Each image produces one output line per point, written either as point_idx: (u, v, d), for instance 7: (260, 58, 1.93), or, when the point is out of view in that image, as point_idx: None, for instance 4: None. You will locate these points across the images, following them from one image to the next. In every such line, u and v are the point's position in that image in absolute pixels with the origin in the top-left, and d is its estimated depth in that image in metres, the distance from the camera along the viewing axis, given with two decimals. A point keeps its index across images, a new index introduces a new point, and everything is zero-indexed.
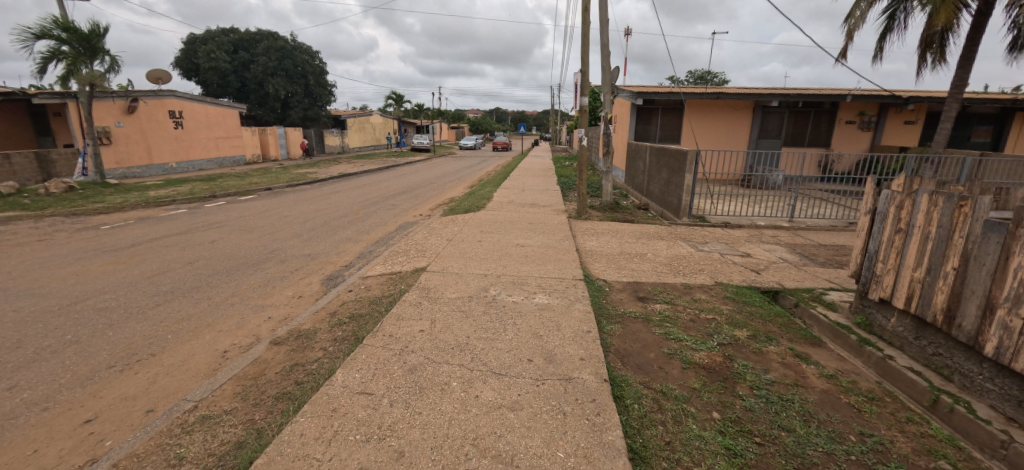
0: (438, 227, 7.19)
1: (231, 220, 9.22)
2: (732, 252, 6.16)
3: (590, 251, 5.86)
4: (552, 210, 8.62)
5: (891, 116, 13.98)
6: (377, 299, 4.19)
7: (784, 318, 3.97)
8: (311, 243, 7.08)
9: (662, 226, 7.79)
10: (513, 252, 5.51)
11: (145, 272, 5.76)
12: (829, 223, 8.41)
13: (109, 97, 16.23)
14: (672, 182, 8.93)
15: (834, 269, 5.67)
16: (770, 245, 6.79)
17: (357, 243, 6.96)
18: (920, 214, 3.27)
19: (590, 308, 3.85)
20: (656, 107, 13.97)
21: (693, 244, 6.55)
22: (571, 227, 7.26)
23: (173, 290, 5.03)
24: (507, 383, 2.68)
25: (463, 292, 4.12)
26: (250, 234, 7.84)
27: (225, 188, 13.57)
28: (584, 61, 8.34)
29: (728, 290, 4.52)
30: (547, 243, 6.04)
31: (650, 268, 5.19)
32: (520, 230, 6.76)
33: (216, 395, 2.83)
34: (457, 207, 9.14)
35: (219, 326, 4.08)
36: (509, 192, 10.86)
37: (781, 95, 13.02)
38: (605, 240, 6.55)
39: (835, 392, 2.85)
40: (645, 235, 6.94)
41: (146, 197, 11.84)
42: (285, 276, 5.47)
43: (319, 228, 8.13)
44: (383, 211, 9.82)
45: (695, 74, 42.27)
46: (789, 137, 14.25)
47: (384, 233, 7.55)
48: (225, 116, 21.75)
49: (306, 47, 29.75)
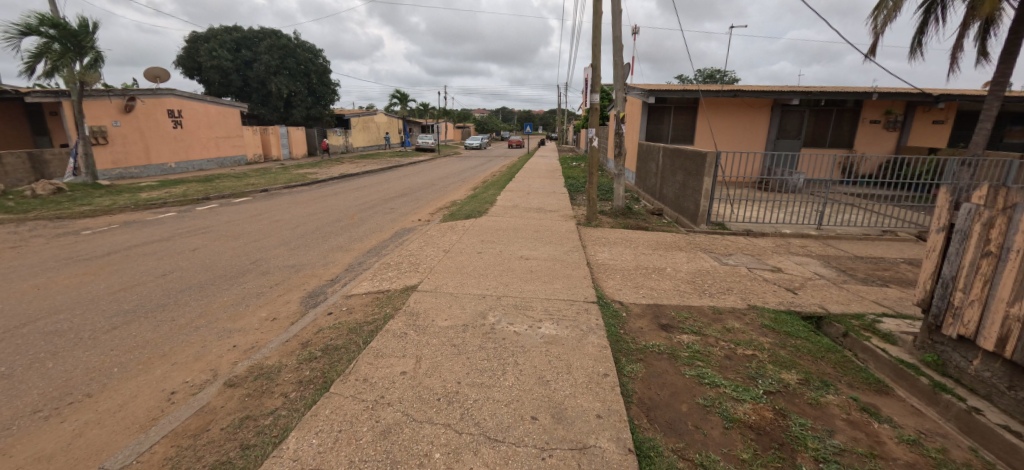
0: (436, 235, 6.63)
1: (219, 225, 8.70)
2: (761, 267, 5.51)
3: (603, 266, 5.22)
4: (559, 216, 8.02)
5: (919, 115, 13.19)
6: (356, 327, 3.61)
7: (837, 354, 3.34)
8: (298, 252, 6.53)
9: (679, 234, 7.17)
10: (517, 267, 4.92)
11: (111, 286, 5.25)
12: (862, 232, 7.71)
13: (105, 96, 15.85)
14: (689, 186, 8.27)
15: (879, 288, 5.00)
16: (801, 257, 6.13)
17: (347, 253, 6.42)
18: (1019, 235, 2.63)
19: (606, 342, 3.23)
20: (668, 105, 13.31)
21: (717, 256, 5.92)
22: (580, 236, 6.66)
23: (135, 310, 4.49)
24: (503, 455, 2.08)
25: (456, 320, 3.52)
26: (235, 241, 7.32)
27: (220, 190, 13.09)
28: (595, 56, 7.71)
29: (765, 316, 3.89)
30: (554, 255, 5.43)
31: (670, 286, 4.56)
32: (524, 239, 6.16)
33: (141, 462, 2.27)
34: (457, 212, 8.55)
35: (175, 358, 3.52)
36: (514, 195, 10.27)
37: (802, 93, 12.30)
38: (619, 251, 5.92)
39: (924, 467, 2.22)
40: (663, 245, 6.31)
41: (137, 198, 11.39)
42: (262, 293, 4.91)
43: (308, 235, 7.57)
44: (380, 215, 9.30)
45: (704, 74, 41.15)
46: (809, 137, 13.51)
47: (378, 241, 6.98)
48: (226, 115, 21.35)
49: (309, 45, 29.34)
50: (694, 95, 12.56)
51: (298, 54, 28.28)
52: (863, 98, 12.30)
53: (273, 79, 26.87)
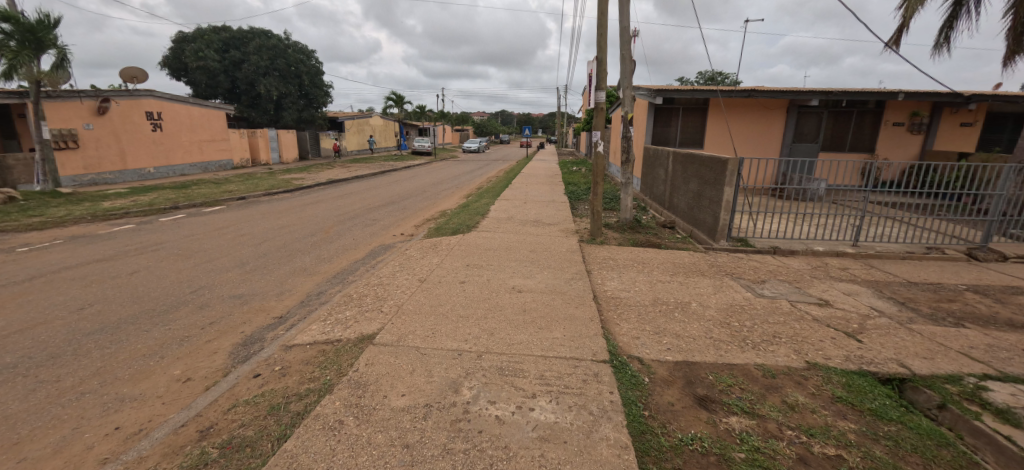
0: (415, 257, 5.66)
1: (176, 240, 7.71)
2: (805, 300, 4.51)
3: (615, 300, 4.22)
4: (559, 231, 7.05)
5: (945, 118, 12.24)
6: (278, 405, 2.61)
7: (954, 452, 2.35)
8: (253, 276, 5.57)
9: (698, 253, 6.20)
10: (507, 305, 3.92)
11: (8, 324, 4.27)
12: (904, 249, 6.77)
13: (76, 97, 14.87)
14: (706, 197, 7.32)
15: (957, 331, 4.02)
16: (847, 285, 5.16)
17: (310, 278, 5.44)
18: None
19: (628, 439, 2.25)
20: (677, 106, 12.36)
21: (748, 284, 4.92)
22: (583, 257, 5.67)
23: (15, 364, 3.50)
24: None
25: (417, 396, 2.56)
26: (185, 261, 6.33)
27: (191, 198, 12.08)
28: (600, 49, 6.75)
29: (835, 384, 2.92)
30: (552, 286, 4.43)
31: (698, 333, 3.58)
32: (517, 263, 5.18)
33: None
34: (444, 226, 7.60)
35: (25, 451, 2.54)
36: (509, 205, 9.30)
37: (822, 93, 11.38)
38: (631, 278, 4.93)
39: None
40: (681, 270, 5.34)
41: (97, 208, 10.40)
42: (187, 338, 3.94)
43: (271, 253, 6.60)
44: (359, 228, 8.35)
45: (706, 75, 40.20)
46: (827, 141, 12.58)
47: (349, 263, 6.00)
48: (210, 117, 20.41)
49: (300, 46, 28.33)
50: (706, 95, 11.62)
51: (288, 55, 27.28)
52: (887, 98, 11.41)
53: (262, 81, 25.91)
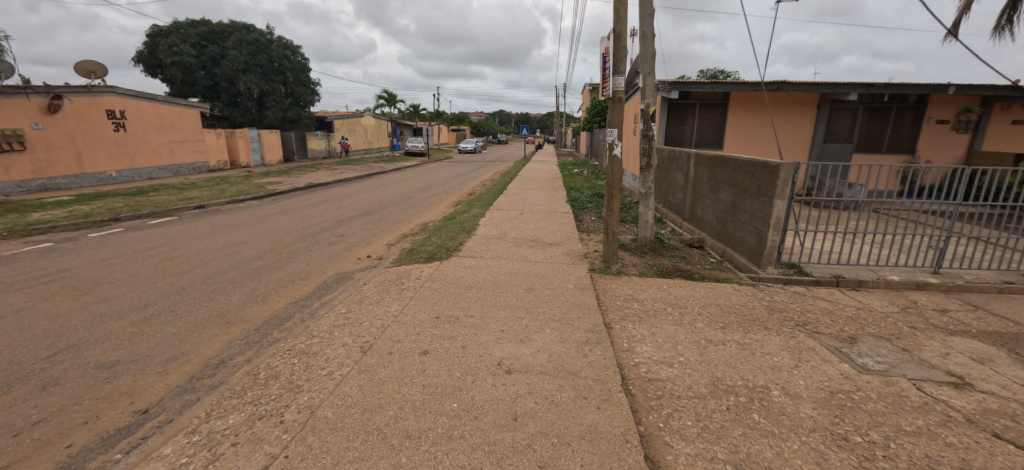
0: (371, 300, 4.17)
1: (87, 265, 6.20)
2: (930, 378, 3.05)
3: (655, 387, 2.74)
4: (564, 255, 5.60)
5: (996, 114, 10.77)
6: None
7: None
8: (150, 327, 4.09)
9: (745, 289, 4.76)
10: (486, 406, 2.44)
11: None
12: (1000, 278, 5.34)
13: (22, 94, 13.35)
14: (744, 210, 5.88)
15: None
16: (965, 342, 3.71)
17: (222, 331, 3.96)
18: None
19: None
20: (693, 102, 10.93)
21: (836, 346, 3.45)
22: (598, 299, 4.19)
23: None
24: None
25: None
26: (75, 300, 4.82)
27: (140, 207, 10.54)
28: (617, 22, 5.29)
29: None
30: (558, 361, 2.95)
31: (807, 467, 2.11)
32: (507, 313, 3.71)
33: None
34: (420, 247, 6.13)
35: None
36: (502, 218, 7.86)
37: (861, 85, 9.94)
38: (668, 336, 3.47)
39: None
40: (733, 318, 3.89)
41: (21, 221, 8.90)
42: None
43: (193, 287, 5.13)
44: (319, 247, 6.91)
45: (710, 73, 39.16)
46: (861, 142, 11.21)
47: (285, 305, 4.53)
48: (182, 116, 18.91)
49: (284, 41, 26.85)
50: (728, 88, 10.17)
51: (271, 50, 25.78)
52: (934, 91, 10.02)
53: (242, 77, 24.39)
